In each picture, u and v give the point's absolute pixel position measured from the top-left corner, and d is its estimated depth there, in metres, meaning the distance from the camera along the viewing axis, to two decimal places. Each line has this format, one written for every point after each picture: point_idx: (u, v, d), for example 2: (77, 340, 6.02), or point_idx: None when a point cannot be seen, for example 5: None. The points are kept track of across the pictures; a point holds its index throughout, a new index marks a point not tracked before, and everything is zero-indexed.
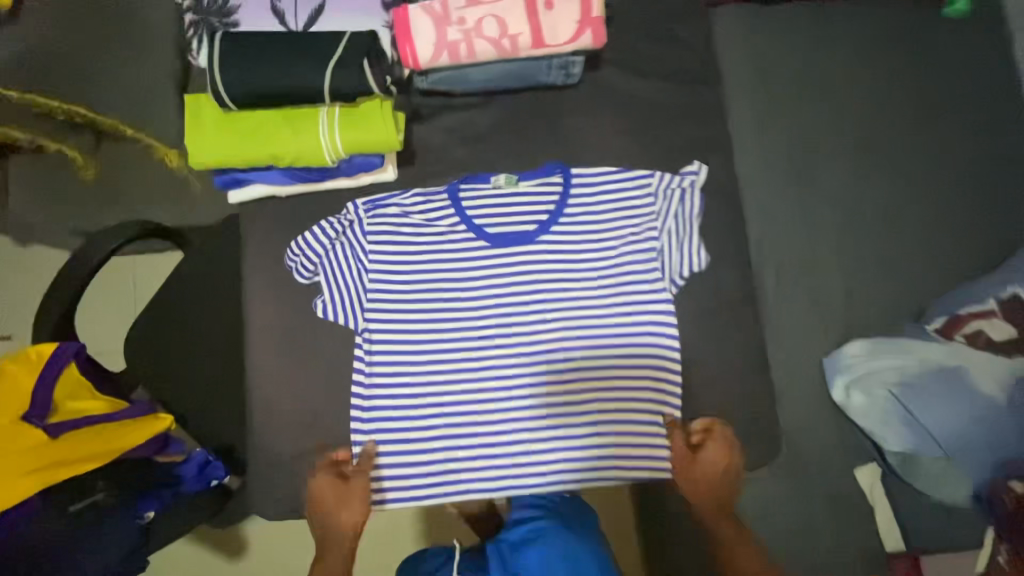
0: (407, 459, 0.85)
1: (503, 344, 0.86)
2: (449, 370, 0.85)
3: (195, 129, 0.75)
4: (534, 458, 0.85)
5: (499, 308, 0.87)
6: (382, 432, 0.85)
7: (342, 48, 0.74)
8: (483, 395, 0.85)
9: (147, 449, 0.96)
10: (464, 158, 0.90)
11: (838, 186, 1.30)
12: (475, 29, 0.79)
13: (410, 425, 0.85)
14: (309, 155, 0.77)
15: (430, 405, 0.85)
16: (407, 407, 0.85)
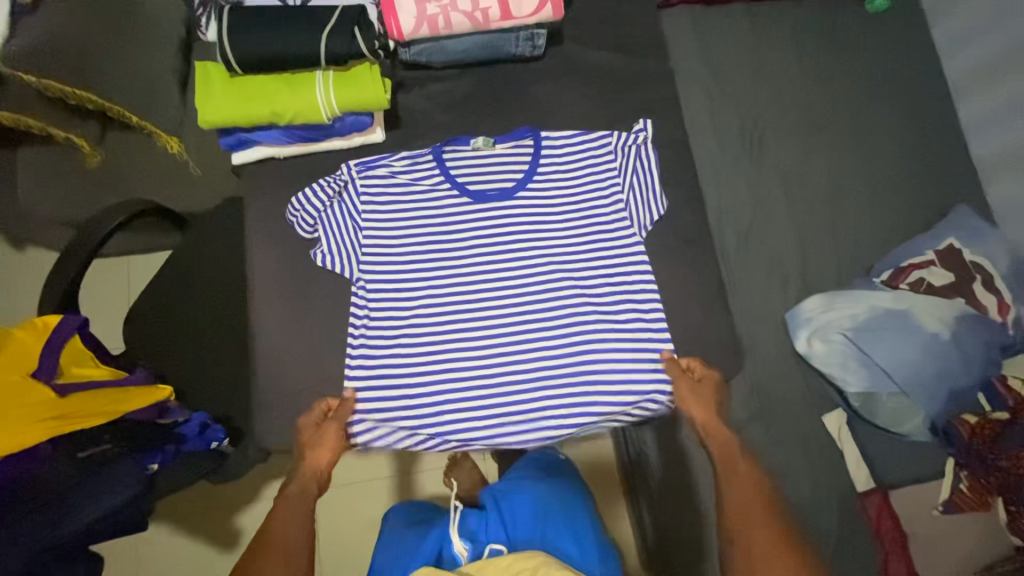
0: (402, 401, 0.90)
1: (489, 291, 0.94)
2: (440, 317, 0.93)
3: (205, 91, 0.85)
4: (521, 390, 0.91)
5: (483, 259, 0.95)
6: (378, 375, 0.90)
7: (335, 18, 0.85)
8: (472, 339, 0.92)
9: (148, 413, 0.99)
10: (445, 122, 1.01)
11: (786, 158, 1.43)
12: (450, 3, 0.90)
13: (404, 368, 0.91)
14: (307, 114, 0.87)
15: (424, 349, 0.91)
16: (401, 351, 0.91)
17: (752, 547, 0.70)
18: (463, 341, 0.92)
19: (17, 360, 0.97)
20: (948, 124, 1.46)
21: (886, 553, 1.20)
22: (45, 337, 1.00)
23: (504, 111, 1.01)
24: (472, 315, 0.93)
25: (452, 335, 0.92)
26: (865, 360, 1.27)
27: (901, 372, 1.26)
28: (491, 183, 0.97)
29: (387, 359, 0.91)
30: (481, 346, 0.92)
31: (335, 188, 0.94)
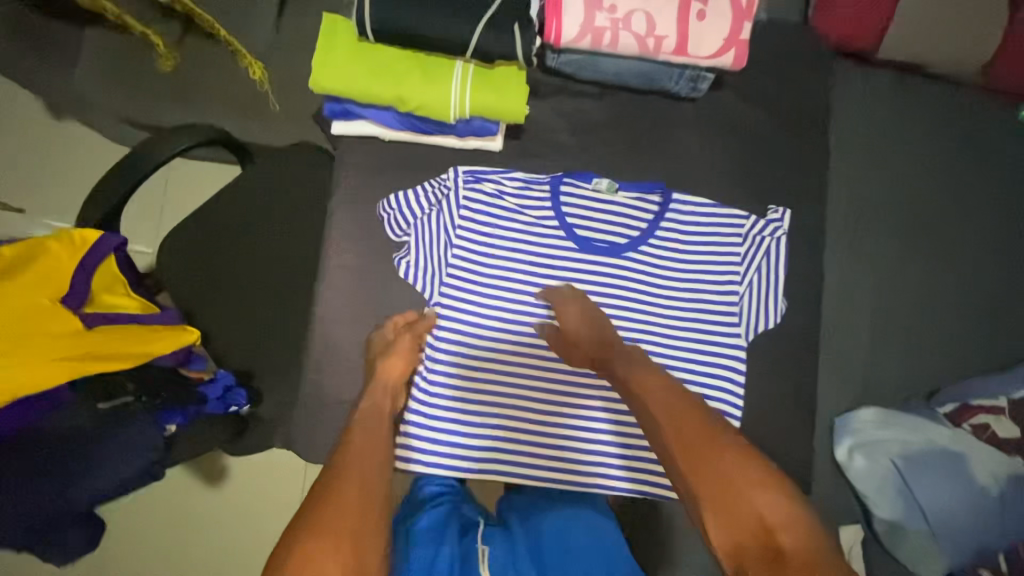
0: (447, 446, 0.83)
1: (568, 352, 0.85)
2: (510, 365, 0.84)
3: (327, 51, 0.73)
4: (578, 461, 0.85)
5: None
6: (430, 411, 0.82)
7: (496, 6, 0.72)
8: (537, 398, 0.84)
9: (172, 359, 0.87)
10: (570, 145, 0.89)
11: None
12: (623, 21, 0.78)
13: (458, 412, 0.83)
14: (432, 106, 0.74)
15: (485, 395, 0.83)
16: (461, 394, 0.83)
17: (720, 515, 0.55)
18: (528, 397, 0.84)
19: (46, 279, 0.87)
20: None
21: None
22: (80, 255, 0.90)
23: (638, 152, 0.90)
24: (544, 372, 0.85)
25: (518, 389, 0.84)
26: None
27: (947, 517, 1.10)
28: (603, 233, 0.87)
29: (444, 401, 0.83)
30: (544, 409, 0.84)
31: (435, 193, 0.84)
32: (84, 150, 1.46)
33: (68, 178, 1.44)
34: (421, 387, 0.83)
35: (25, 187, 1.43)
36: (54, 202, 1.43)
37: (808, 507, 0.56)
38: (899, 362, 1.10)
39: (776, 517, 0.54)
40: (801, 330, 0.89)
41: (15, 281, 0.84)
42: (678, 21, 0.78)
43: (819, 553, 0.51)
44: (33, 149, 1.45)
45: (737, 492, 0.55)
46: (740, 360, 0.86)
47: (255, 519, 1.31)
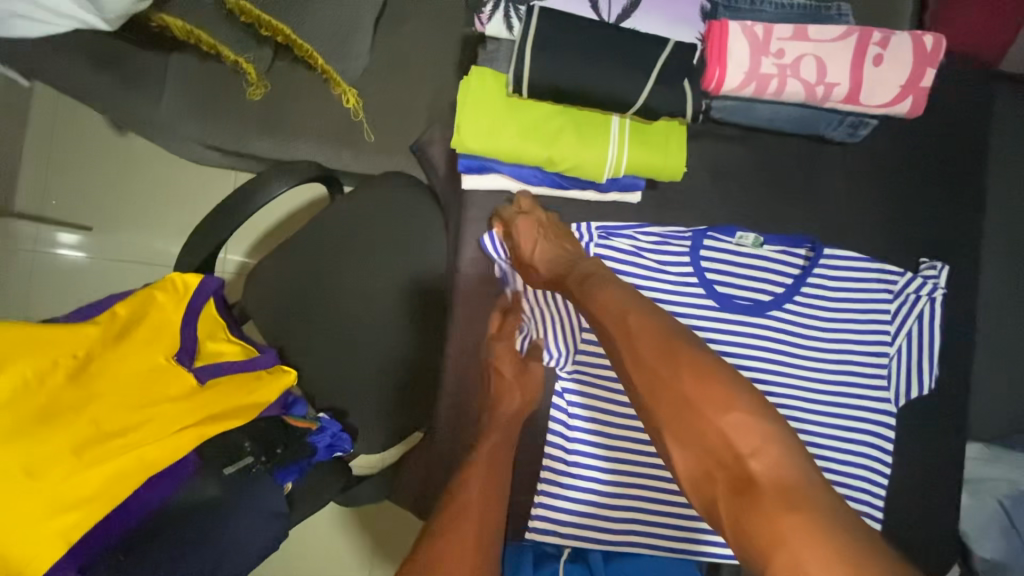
0: (590, 523, 0.78)
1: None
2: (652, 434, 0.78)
3: (473, 109, 0.67)
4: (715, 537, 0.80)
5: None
6: (572, 486, 0.77)
7: (664, 57, 0.65)
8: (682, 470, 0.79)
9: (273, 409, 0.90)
10: (709, 194, 0.82)
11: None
12: (791, 67, 0.71)
13: (599, 487, 0.78)
14: (584, 167, 0.68)
15: (627, 467, 0.78)
16: (602, 467, 0.78)
17: (677, 434, 0.54)
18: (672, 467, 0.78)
19: (157, 336, 0.82)
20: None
21: None
22: (185, 306, 0.85)
23: (784, 201, 0.83)
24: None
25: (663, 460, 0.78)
26: None
27: None
28: (746, 291, 0.81)
29: (584, 473, 0.78)
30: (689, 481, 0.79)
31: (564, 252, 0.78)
32: (143, 161, 1.35)
33: (126, 192, 1.33)
34: (558, 460, 0.78)
35: (80, 200, 1.32)
36: (116, 219, 1.32)
37: (778, 419, 0.53)
38: None
39: (744, 439, 0.51)
40: (949, 392, 0.84)
41: (129, 341, 0.79)
42: (852, 67, 0.71)
43: (790, 472, 0.49)
44: (88, 160, 1.33)
45: (692, 419, 0.53)
46: (890, 428, 0.81)
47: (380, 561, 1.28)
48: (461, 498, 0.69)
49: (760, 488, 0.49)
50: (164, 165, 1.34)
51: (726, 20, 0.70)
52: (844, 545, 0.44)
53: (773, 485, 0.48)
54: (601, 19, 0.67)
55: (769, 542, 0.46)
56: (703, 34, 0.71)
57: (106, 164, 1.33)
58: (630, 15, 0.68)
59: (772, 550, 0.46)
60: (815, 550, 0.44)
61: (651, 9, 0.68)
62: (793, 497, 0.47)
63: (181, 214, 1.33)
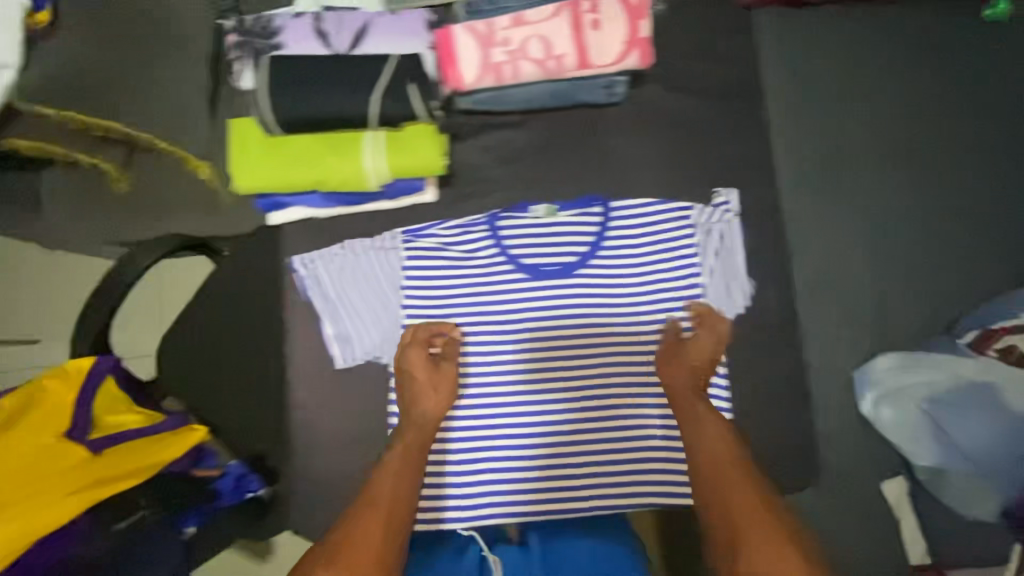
0: (449, 505, 0.83)
1: (543, 385, 0.86)
2: (489, 408, 0.85)
3: (241, 153, 0.75)
4: (559, 491, 0.84)
5: (535, 345, 0.86)
6: (425, 475, 0.84)
7: (389, 71, 0.73)
8: (524, 435, 0.85)
9: (181, 465, 0.80)
10: (503, 178, 0.89)
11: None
12: (520, 50, 0.78)
13: (449, 469, 0.84)
14: (350, 182, 0.76)
15: (473, 442, 0.84)
16: (451, 447, 0.84)
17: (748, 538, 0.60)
18: (506, 434, 0.84)
19: None
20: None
21: None
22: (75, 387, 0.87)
23: (573, 168, 0.90)
24: (523, 408, 0.85)
25: (506, 429, 0.85)
26: None
27: None
28: (552, 258, 0.87)
29: (433, 459, 0.84)
30: (534, 445, 0.85)
31: (374, 262, 0.86)
32: None
33: None
34: None
35: None
36: None
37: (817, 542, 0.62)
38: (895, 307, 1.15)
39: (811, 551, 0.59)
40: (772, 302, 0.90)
41: None
42: (573, 37, 0.78)
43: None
44: None
45: (755, 523, 0.61)
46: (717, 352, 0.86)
47: None
48: (373, 493, 0.70)
49: None
50: None
51: (450, 25, 0.78)
52: None
53: None
54: (333, 51, 0.75)
55: None
56: (435, 41, 0.78)
57: None
58: (361, 42, 0.76)
59: None
60: None
61: (378, 34, 0.77)
62: None
63: None
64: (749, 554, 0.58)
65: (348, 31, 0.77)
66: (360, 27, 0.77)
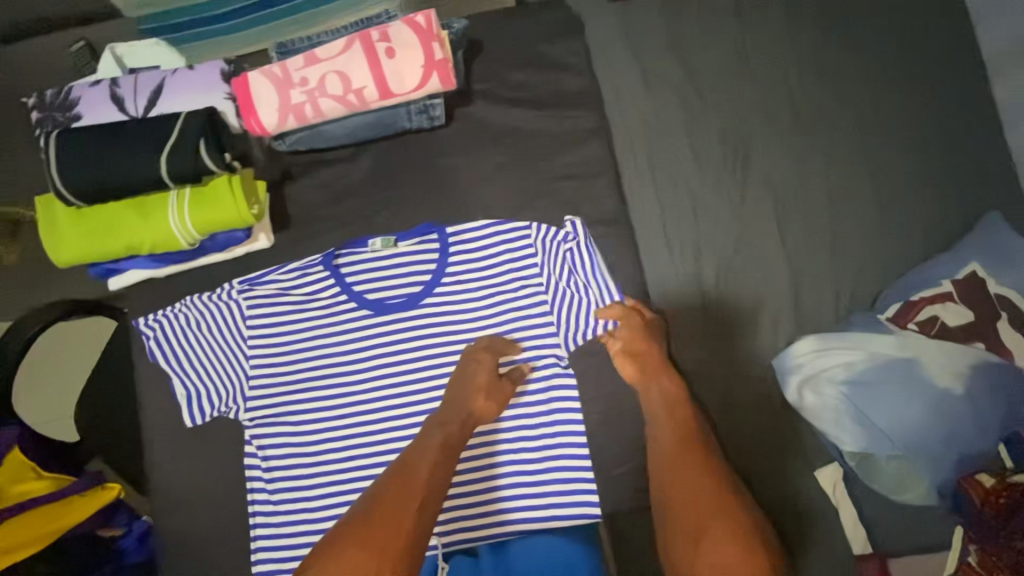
0: (304, 529, 0.94)
1: (385, 413, 0.96)
2: (338, 438, 0.96)
3: (52, 230, 0.76)
4: None
5: (378, 376, 0.96)
6: (283, 502, 0.95)
7: (178, 130, 0.73)
8: (367, 461, 0.95)
9: (89, 525, 1.03)
10: (340, 215, 1.01)
11: (747, 184, 1.29)
12: (318, 88, 0.77)
13: (306, 494, 0.95)
14: (163, 242, 0.76)
15: (326, 470, 0.95)
16: (307, 476, 0.95)
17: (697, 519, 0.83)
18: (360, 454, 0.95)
19: None
20: (945, 124, 1.28)
21: None
22: None
23: (413, 199, 1.02)
24: (369, 435, 0.95)
25: (353, 456, 0.95)
26: (862, 419, 1.12)
27: (901, 435, 1.10)
28: (392, 292, 0.97)
29: (291, 489, 0.95)
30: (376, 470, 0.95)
31: (221, 312, 0.94)
32: None
33: None
34: (262, 477, 0.96)
35: None
36: None
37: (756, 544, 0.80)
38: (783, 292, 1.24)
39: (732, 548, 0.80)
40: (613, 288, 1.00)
41: None
42: (369, 68, 0.76)
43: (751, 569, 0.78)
44: None
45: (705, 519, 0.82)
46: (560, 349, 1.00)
47: None
48: (415, 472, 0.84)
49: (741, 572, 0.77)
50: None
51: (246, 73, 0.77)
52: None
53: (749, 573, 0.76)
54: (128, 114, 0.83)
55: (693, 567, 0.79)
56: (236, 90, 0.78)
57: None
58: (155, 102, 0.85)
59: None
60: None
61: (171, 93, 0.85)
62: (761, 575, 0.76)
63: None
64: (711, 546, 0.79)
65: (144, 93, 0.85)
66: (154, 88, 0.85)
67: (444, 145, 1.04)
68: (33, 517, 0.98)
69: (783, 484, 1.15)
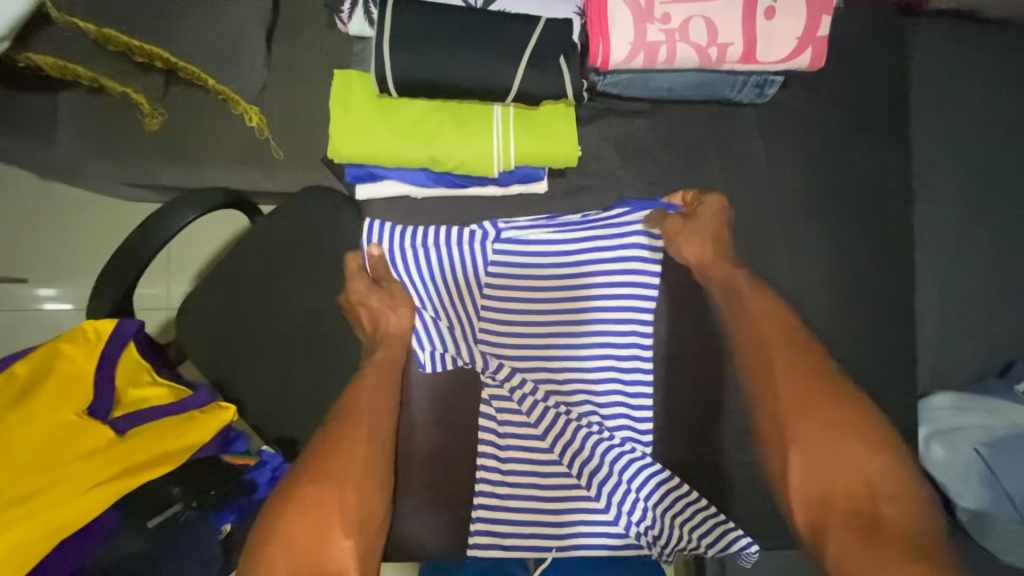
0: (530, 517, 0.85)
1: (628, 407, 0.86)
2: (579, 425, 0.85)
3: (346, 115, 0.71)
4: (623, 504, 0.84)
5: (629, 361, 0.86)
6: (509, 484, 0.85)
7: (537, 36, 0.68)
8: (615, 462, 0.84)
9: (210, 448, 0.89)
10: (609, 168, 0.90)
11: (959, 232, 1.21)
12: (680, 30, 0.66)
13: (534, 479, 0.86)
14: (474, 160, 0.72)
15: (559, 459, 0.86)
16: (540, 461, 0.86)
17: (812, 431, 0.75)
18: (587, 446, 0.85)
19: (68, 389, 0.79)
20: None
21: None
22: (96, 357, 0.82)
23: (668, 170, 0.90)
24: (611, 423, 0.86)
25: (584, 447, 0.85)
26: (992, 481, 1.15)
27: None
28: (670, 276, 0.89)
29: (522, 472, 0.85)
30: (605, 466, 0.84)
31: (471, 250, 0.86)
32: (97, 217, 1.35)
33: (84, 249, 1.34)
34: (487, 454, 0.85)
35: (30, 255, 1.33)
36: (77, 275, 1.33)
37: (911, 462, 0.71)
38: (936, 346, 1.23)
39: (887, 486, 0.68)
40: (849, 314, 0.93)
41: (34, 399, 0.77)
42: (743, 24, 0.67)
43: (905, 513, 0.65)
44: (37, 216, 1.34)
45: (812, 423, 0.75)
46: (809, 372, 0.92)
47: None
48: (354, 400, 0.81)
49: (888, 529, 0.64)
50: (121, 218, 1.34)
51: None
52: (930, 524, 0.64)
53: (906, 527, 0.64)
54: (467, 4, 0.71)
55: (836, 528, 0.67)
56: (585, 8, 0.67)
57: (50, 214, 1.34)
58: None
59: (872, 517, 0.66)
60: (910, 520, 0.64)
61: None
62: (922, 550, 0.60)
63: (94, 242, 1.34)
64: (815, 449, 0.73)
65: None
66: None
67: (734, 119, 0.90)
68: (159, 435, 0.82)
69: None
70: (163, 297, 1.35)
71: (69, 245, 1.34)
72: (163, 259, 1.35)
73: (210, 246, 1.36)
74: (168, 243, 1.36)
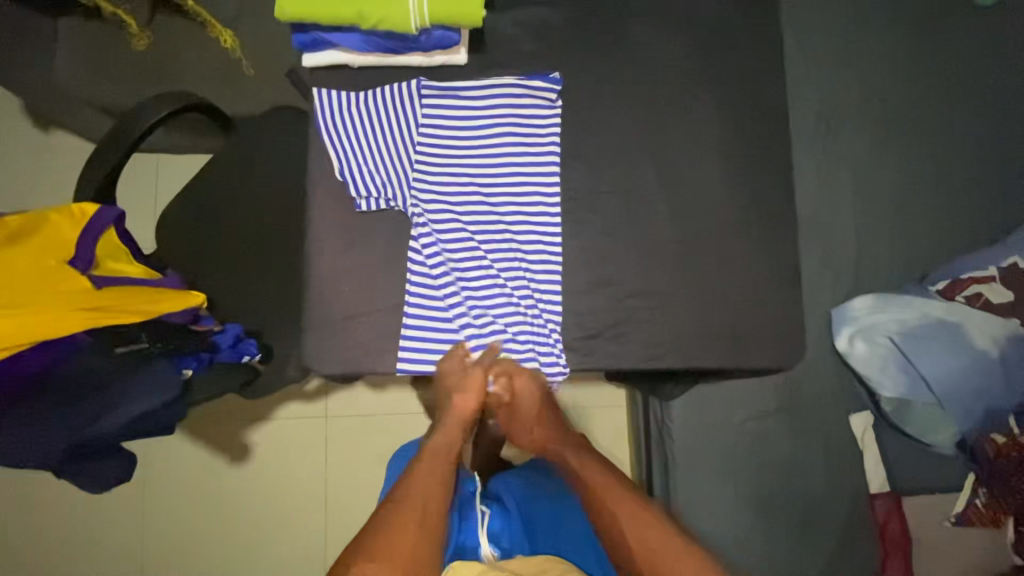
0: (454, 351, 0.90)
1: (539, 239, 0.91)
2: (503, 263, 0.90)
3: None
4: (541, 336, 0.90)
5: (539, 198, 0.92)
6: (431, 311, 0.90)
7: None
8: (525, 284, 0.90)
9: (181, 319, 0.93)
10: (529, 50, 0.96)
11: (860, 146, 1.34)
12: None
13: (454, 308, 0.90)
14: (397, 19, 0.85)
15: (483, 298, 0.90)
16: (460, 290, 0.90)
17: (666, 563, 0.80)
18: (509, 284, 0.90)
19: (54, 245, 0.90)
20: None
21: (885, 553, 1.24)
22: (82, 226, 0.93)
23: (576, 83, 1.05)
24: (532, 265, 0.91)
25: (506, 286, 0.90)
26: (906, 367, 1.24)
27: (938, 385, 1.23)
28: (578, 128, 0.95)
29: (445, 309, 0.90)
30: (524, 305, 0.90)
31: (399, 104, 0.92)
32: (81, 159, 1.48)
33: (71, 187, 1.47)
34: (416, 292, 0.90)
35: (22, 194, 1.46)
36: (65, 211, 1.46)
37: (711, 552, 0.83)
38: (853, 252, 1.33)
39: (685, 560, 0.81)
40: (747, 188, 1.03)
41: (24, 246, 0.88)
42: None
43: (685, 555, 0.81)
44: (29, 160, 1.48)
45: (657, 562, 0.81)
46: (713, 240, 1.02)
47: (256, 476, 1.50)
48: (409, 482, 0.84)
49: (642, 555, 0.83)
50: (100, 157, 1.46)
51: None
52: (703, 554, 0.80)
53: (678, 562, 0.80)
54: None
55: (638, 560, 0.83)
56: None
57: (40, 157, 1.48)
58: None
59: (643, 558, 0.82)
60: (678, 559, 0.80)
61: None
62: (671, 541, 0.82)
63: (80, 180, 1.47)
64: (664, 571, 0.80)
65: None
66: None
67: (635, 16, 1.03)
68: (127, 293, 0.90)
69: (816, 419, 1.29)
70: (140, 224, 1.48)
71: (57, 184, 1.47)
72: (143, 190, 1.49)
73: (185, 180, 1.49)
74: (149, 177, 1.49)
